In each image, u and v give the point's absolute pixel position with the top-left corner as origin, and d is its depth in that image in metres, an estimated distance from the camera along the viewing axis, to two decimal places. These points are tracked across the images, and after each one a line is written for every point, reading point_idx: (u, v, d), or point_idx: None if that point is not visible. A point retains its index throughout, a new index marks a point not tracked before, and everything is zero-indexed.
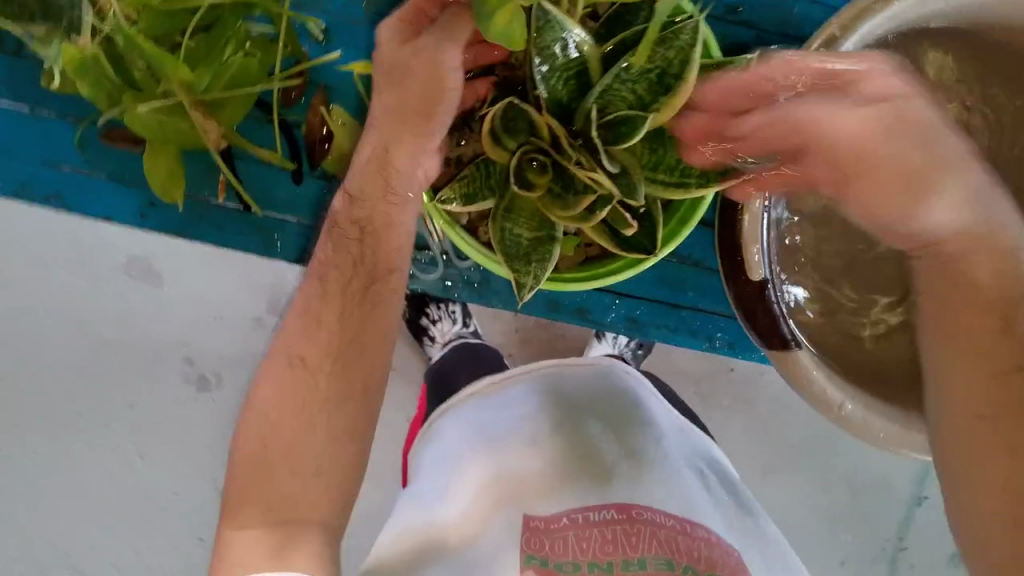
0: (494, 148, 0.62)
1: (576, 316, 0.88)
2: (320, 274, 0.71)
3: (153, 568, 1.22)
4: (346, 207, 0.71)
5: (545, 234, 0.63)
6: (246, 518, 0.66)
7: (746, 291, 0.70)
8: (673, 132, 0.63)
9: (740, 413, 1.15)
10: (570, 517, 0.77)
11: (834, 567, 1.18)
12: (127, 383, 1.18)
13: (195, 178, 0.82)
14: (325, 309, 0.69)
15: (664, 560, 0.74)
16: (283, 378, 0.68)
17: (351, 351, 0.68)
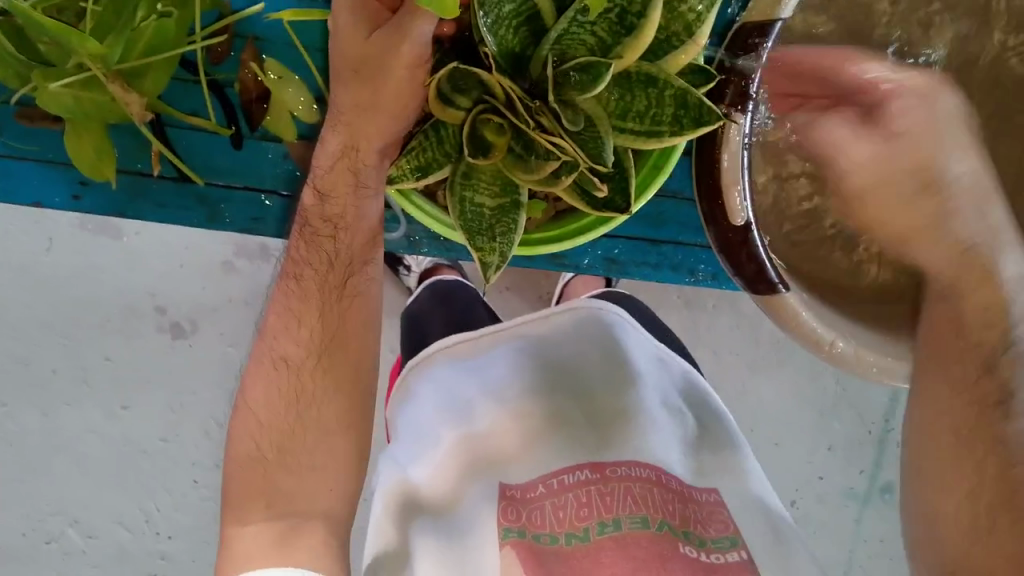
0: (445, 110, 0.55)
1: (550, 261, 0.84)
2: (295, 271, 0.63)
3: (155, 517, 1.20)
4: (317, 206, 0.61)
5: (510, 201, 0.58)
6: (245, 500, 0.62)
7: (726, 234, 0.65)
8: (640, 75, 0.57)
9: (726, 310, 1.16)
10: (545, 484, 0.81)
11: (823, 453, 1.19)
12: (105, 340, 1.17)
13: (126, 153, 0.75)
14: (306, 308, 0.63)
15: (638, 520, 0.77)
16: (271, 383, 0.63)
17: (327, 334, 0.62)
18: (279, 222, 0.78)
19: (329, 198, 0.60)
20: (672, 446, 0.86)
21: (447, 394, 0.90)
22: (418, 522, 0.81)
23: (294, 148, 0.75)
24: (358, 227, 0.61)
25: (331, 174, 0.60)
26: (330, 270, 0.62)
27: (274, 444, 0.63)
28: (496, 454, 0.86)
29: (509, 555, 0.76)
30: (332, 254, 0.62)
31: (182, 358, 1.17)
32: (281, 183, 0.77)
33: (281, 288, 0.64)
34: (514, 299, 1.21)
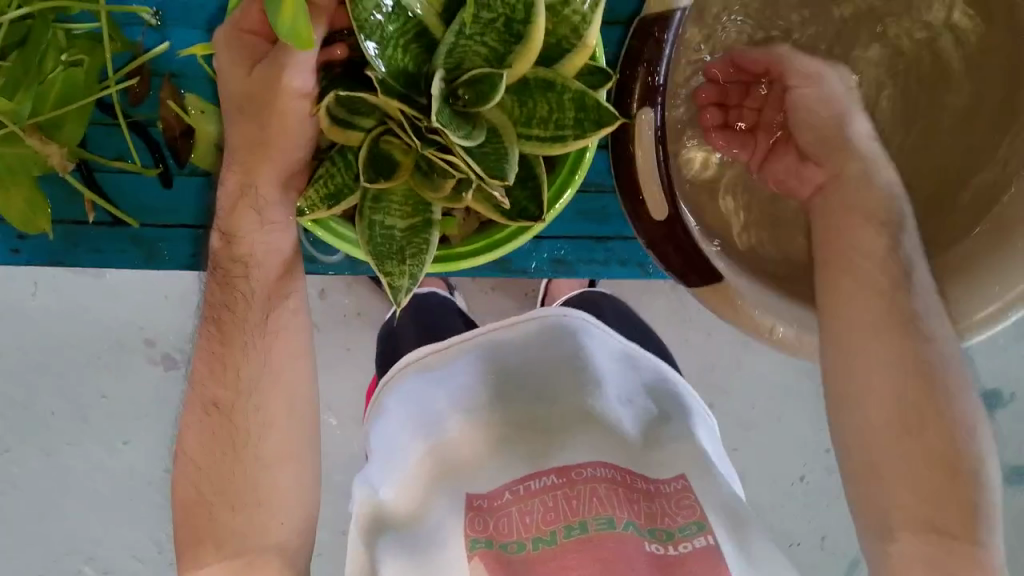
0: (345, 135, 0.56)
1: (498, 268, 0.83)
2: (213, 315, 0.61)
3: (166, 546, 1.22)
4: (224, 247, 0.60)
5: (421, 219, 0.57)
6: (196, 544, 0.60)
7: (652, 229, 0.65)
8: (538, 80, 0.56)
9: None
10: (512, 491, 0.79)
11: (826, 425, 1.17)
12: (98, 378, 1.17)
13: (59, 202, 0.76)
14: (228, 352, 0.61)
15: (605, 520, 0.75)
16: (203, 427, 0.61)
17: (254, 372, 0.61)
18: None
19: (236, 239, 0.59)
20: (636, 447, 0.85)
21: (415, 407, 0.86)
22: (387, 542, 0.78)
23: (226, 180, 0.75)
24: (272, 259, 0.61)
25: (232, 214, 0.60)
26: (246, 308, 0.61)
27: (216, 486, 0.60)
28: (463, 469, 0.84)
29: (478, 567, 0.74)
30: (248, 293, 0.61)
31: (168, 387, 1.18)
32: (216, 216, 0.77)
33: (204, 331, 0.62)
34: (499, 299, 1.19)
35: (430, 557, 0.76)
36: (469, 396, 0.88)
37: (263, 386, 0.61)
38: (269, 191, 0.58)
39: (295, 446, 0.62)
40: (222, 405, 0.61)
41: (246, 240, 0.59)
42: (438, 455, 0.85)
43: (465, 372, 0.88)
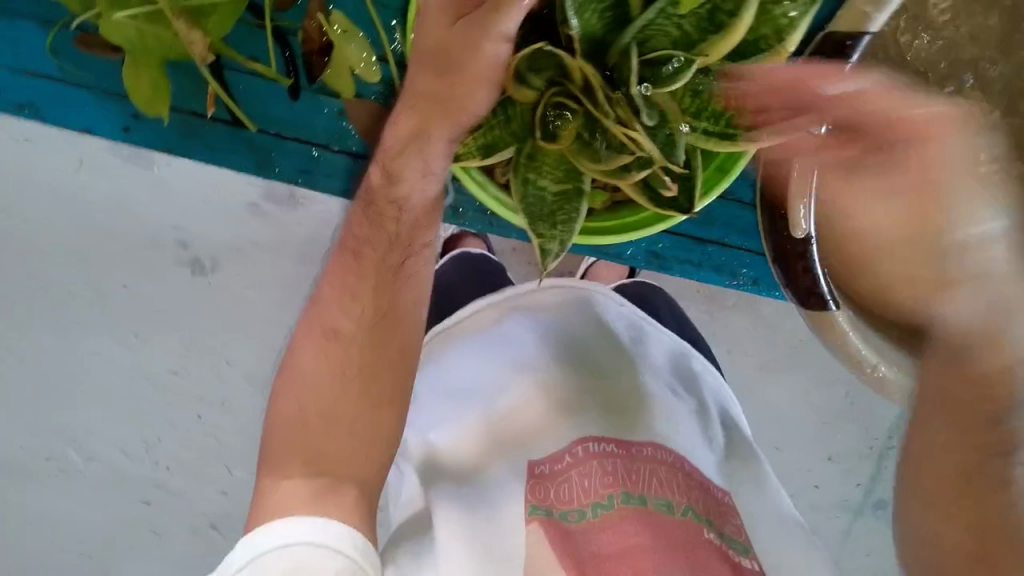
0: (517, 90, 0.55)
1: (594, 249, 0.83)
2: (355, 247, 0.65)
3: (154, 449, 1.23)
4: (383, 186, 0.63)
5: (572, 187, 0.57)
6: (288, 454, 0.60)
7: (778, 239, 0.67)
8: (719, 75, 0.56)
9: (745, 315, 1.19)
10: (573, 453, 0.76)
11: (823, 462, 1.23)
12: (124, 269, 1.14)
13: (182, 92, 0.74)
14: (360, 284, 0.64)
15: (665, 503, 0.73)
16: (320, 351, 0.63)
17: (378, 312, 0.63)
18: (327, 174, 0.78)
19: (395, 181, 0.63)
20: (693, 437, 0.82)
21: (471, 366, 0.85)
22: (443, 489, 0.78)
23: (353, 106, 0.74)
24: (420, 207, 0.64)
25: (399, 156, 0.62)
26: (388, 250, 0.64)
27: (317, 406, 0.61)
28: (521, 434, 0.80)
29: (536, 532, 0.72)
30: (392, 235, 0.64)
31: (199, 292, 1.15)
32: (333, 137, 0.76)
33: (342, 258, 0.65)
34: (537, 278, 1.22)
35: (482, 514, 0.75)
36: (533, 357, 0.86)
37: (382, 329, 0.63)
38: (438, 141, 0.60)
39: (401, 387, 0.63)
40: (342, 334, 0.63)
41: (401, 186, 0.63)
42: (495, 415, 0.82)
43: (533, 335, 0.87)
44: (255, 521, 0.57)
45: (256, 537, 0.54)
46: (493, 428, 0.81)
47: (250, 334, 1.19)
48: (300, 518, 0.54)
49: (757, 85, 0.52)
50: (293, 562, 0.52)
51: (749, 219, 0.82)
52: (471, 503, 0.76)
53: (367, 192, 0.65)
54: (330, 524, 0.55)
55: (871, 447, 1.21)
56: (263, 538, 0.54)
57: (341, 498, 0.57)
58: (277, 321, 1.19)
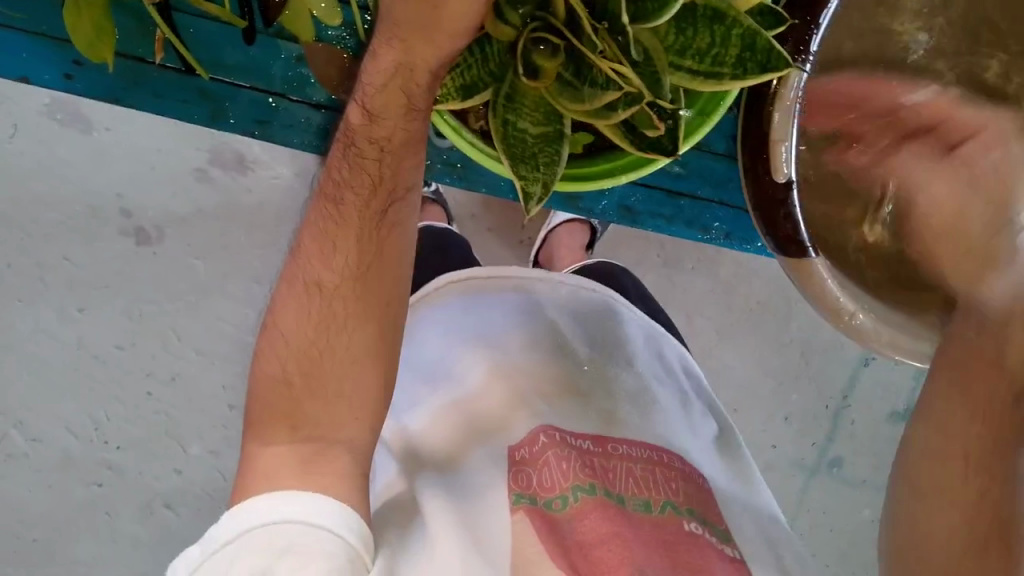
0: (494, 25, 0.52)
1: (566, 204, 0.81)
2: (335, 195, 0.59)
3: (104, 427, 1.19)
4: (366, 126, 0.57)
5: (553, 130, 0.54)
6: (268, 420, 0.59)
7: (763, 193, 0.63)
8: (707, 9, 0.53)
9: (703, 277, 1.21)
10: (547, 435, 0.72)
11: (780, 422, 1.27)
12: (66, 239, 1.14)
13: (127, 36, 0.69)
14: (342, 233, 0.59)
15: (642, 502, 0.71)
16: (303, 304, 0.60)
17: (363, 258, 0.59)
18: (285, 126, 0.73)
19: (376, 119, 0.56)
20: (680, 429, 0.80)
21: (446, 344, 0.80)
22: (423, 481, 0.73)
23: (312, 50, 0.69)
24: (408, 152, 0.58)
25: (381, 92, 0.56)
26: (371, 196, 0.58)
27: (300, 366, 0.60)
28: (499, 420, 0.75)
29: (522, 522, 0.70)
30: (375, 178, 0.58)
31: (147, 265, 1.15)
32: (290, 85, 0.72)
33: (320, 206, 0.60)
34: (495, 242, 1.21)
35: (469, 508, 0.71)
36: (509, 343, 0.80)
37: (364, 282, 0.59)
38: (422, 75, 0.54)
39: (385, 348, 0.60)
40: (324, 289, 0.59)
41: (385, 126, 0.56)
42: (470, 400, 0.77)
43: (509, 318, 0.81)
44: (242, 496, 0.57)
45: (243, 511, 0.55)
46: (470, 410, 0.76)
47: (201, 308, 1.17)
48: (287, 494, 0.55)
49: (744, 26, 0.52)
50: (282, 540, 0.53)
51: (722, 171, 0.80)
52: (456, 495, 0.72)
53: (343, 131, 0.58)
54: (324, 502, 0.55)
55: (824, 404, 1.25)
56: (248, 514, 0.54)
57: (329, 467, 0.58)
58: (232, 291, 1.17)
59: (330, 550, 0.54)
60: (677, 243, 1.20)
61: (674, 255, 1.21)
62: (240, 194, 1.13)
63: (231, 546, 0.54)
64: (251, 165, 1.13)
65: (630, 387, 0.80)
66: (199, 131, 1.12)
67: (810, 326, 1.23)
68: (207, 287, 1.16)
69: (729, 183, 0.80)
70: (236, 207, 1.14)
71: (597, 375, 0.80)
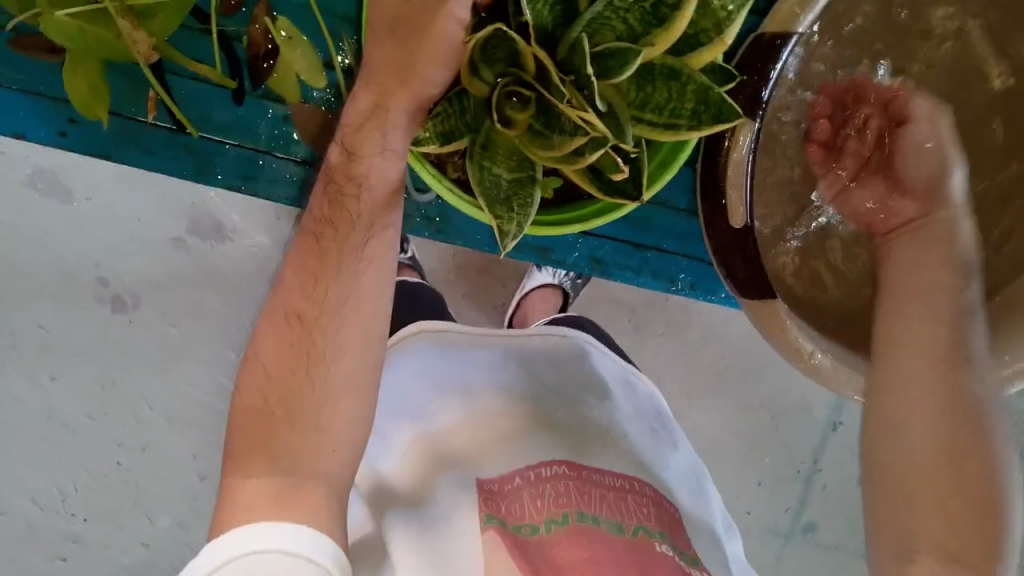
0: (471, 82, 0.57)
1: (538, 256, 0.85)
2: (316, 230, 0.64)
3: (71, 497, 1.19)
4: (343, 163, 0.63)
5: (527, 175, 0.59)
6: (252, 450, 0.60)
7: (722, 235, 0.69)
8: (664, 67, 0.58)
9: (671, 340, 1.23)
10: (523, 475, 0.76)
11: (753, 489, 1.29)
12: (39, 306, 1.14)
13: (121, 96, 0.73)
14: (322, 268, 0.63)
15: (615, 524, 0.73)
16: (283, 335, 0.62)
17: (340, 291, 0.62)
18: (269, 182, 0.77)
19: (356, 157, 0.62)
20: (648, 461, 0.83)
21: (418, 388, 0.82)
22: (394, 519, 0.73)
23: (300, 109, 0.73)
24: (382, 188, 0.63)
25: (360, 132, 0.62)
26: (349, 231, 0.63)
27: (281, 396, 0.61)
28: (471, 456, 0.78)
29: (492, 541, 0.71)
30: (352, 214, 0.63)
31: (120, 332, 1.15)
32: (276, 143, 0.76)
33: (302, 241, 0.64)
34: (467, 309, 1.23)
35: (440, 536, 0.72)
36: (481, 383, 0.83)
37: (344, 313, 0.62)
38: (398, 117, 0.61)
39: (363, 383, 0.63)
40: (306, 319, 0.62)
41: (365, 161, 0.62)
42: (441, 438, 0.79)
43: (481, 360, 0.84)
44: (221, 524, 0.57)
45: (225, 543, 0.53)
46: (439, 448, 0.78)
47: (172, 374, 1.17)
48: (267, 525, 0.54)
49: (697, 80, 0.56)
50: (261, 568, 0.52)
51: (683, 224, 0.84)
52: (428, 529, 0.72)
53: (326, 171, 0.64)
54: (300, 532, 0.55)
55: (794, 468, 1.28)
56: (223, 548, 0.53)
57: (307, 496, 0.58)
58: (205, 358, 1.17)
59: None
60: (645, 307, 1.22)
61: (644, 319, 1.23)
62: (220, 260, 1.14)
63: (214, 575, 0.52)
64: (229, 234, 1.14)
65: (596, 422, 0.83)
66: (172, 201, 1.12)
67: (778, 388, 1.26)
68: (178, 353, 1.16)
69: (691, 238, 0.85)
70: (213, 273, 1.14)
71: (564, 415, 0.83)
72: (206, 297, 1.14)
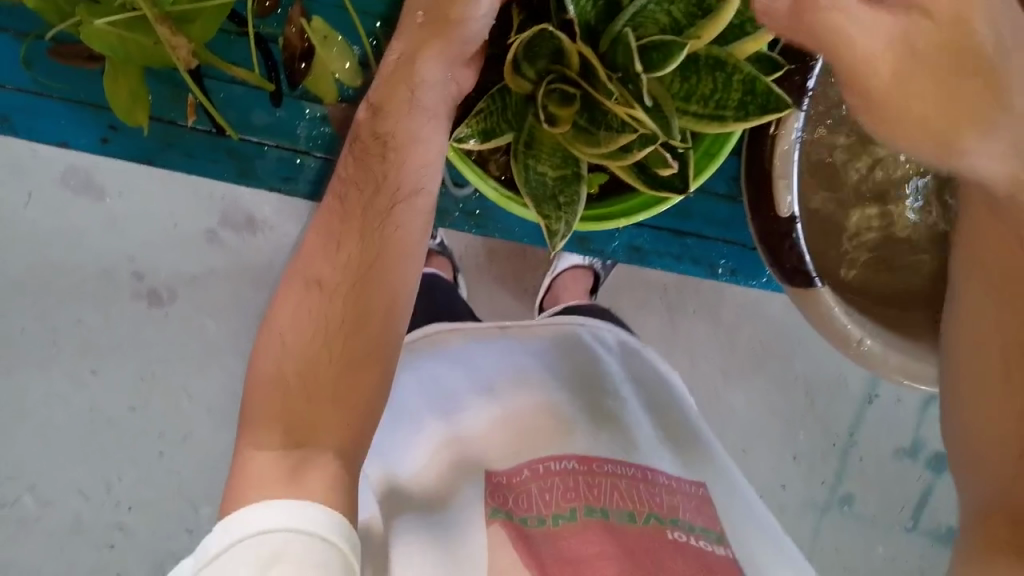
0: (514, 79, 0.57)
1: (578, 245, 0.85)
2: (340, 194, 0.67)
3: (115, 488, 1.20)
4: (370, 121, 0.66)
5: (571, 171, 0.58)
6: (264, 425, 0.61)
7: (767, 223, 0.68)
8: (709, 58, 0.57)
9: (705, 319, 1.23)
10: (532, 468, 0.77)
11: (788, 464, 1.27)
12: (78, 303, 1.16)
13: (160, 101, 0.74)
14: (348, 228, 0.65)
15: (626, 512, 0.74)
16: (303, 300, 0.64)
17: (365, 259, 0.64)
18: (309, 184, 0.77)
19: (382, 113, 0.65)
20: (655, 446, 0.82)
21: (431, 391, 0.83)
22: (408, 523, 0.74)
23: (336, 110, 0.74)
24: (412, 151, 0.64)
25: (386, 88, 0.65)
26: (376, 194, 0.65)
27: (298, 370, 0.62)
28: (485, 453, 0.79)
29: (498, 534, 0.72)
30: (380, 176, 0.65)
31: (158, 327, 1.17)
32: (316, 144, 0.76)
33: (329, 212, 0.66)
34: (504, 293, 1.21)
35: (454, 529, 0.74)
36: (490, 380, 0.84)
37: (358, 290, 0.64)
38: (426, 69, 0.63)
39: (380, 357, 0.63)
40: (325, 286, 0.64)
41: (386, 117, 0.65)
42: (459, 439, 0.80)
43: (487, 355, 0.86)
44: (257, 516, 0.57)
45: (234, 521, 0.56)
46: (456, 450, 0.79)
47: (210, 368, 1.18)
48: (277, 503, 0.56)
49: (743, 69, 0.55)
50: (269, 550, 0.54)
51: (725, 211, 0.83)
52: (437, 532, 0.73)
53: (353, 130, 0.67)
54: (306, 509, 0.56)
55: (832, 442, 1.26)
56: (235, 526, 0.55)
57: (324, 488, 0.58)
58: (243, 348, 1.17)
59: (320, 562, 0.54)
60: (678, 287, 1.22)
61: (677, 298, 1.22)
62: (250, 255, 1.15)
63: (221, 556, 0.54)
64: (262, 228, 1.13)
65: (609, 409, 0.83)
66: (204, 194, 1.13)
67: (816, 366, 1.24)
68: (215, 344, 1.17)
69: (733, 222, 0.84)
70: (246, 266, 1.14)
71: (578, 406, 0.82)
72: (240, 292, 1.15)
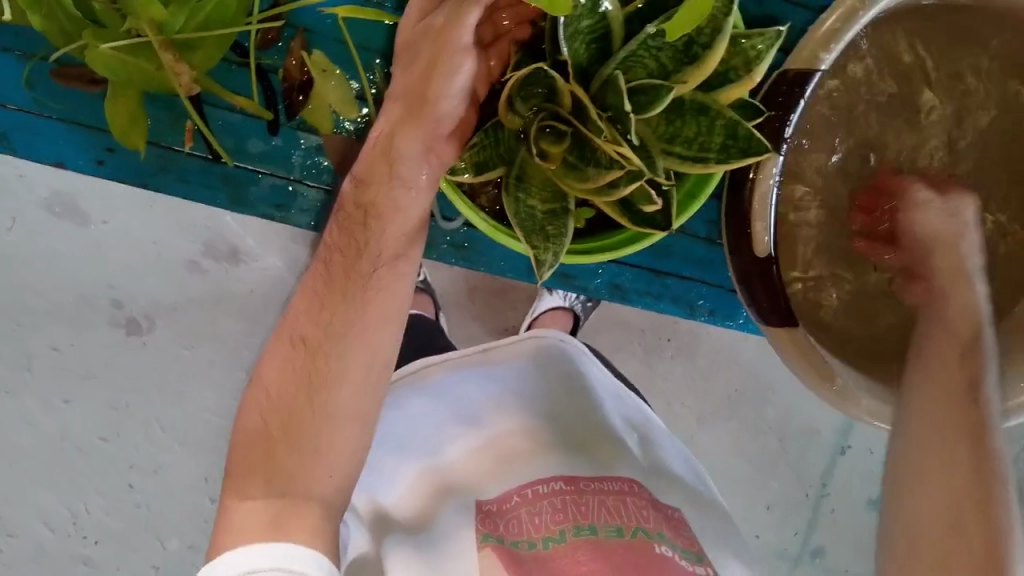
0: (506, 116, 0.59)
1: (561, 282, 0.86)
2: (326, 257, 0.68)
3: (82, 520, 1.18)
4: (355, 193, 0.66)
5: (559, 207, 0.61)
6: (250, 473, 0.64)
7: (748, 263, 0.71)
8: (694, 103, 0.60)
9: (682, 362, 1.23)
10: (520, 493, 0.77)
11: (760, 510, 1.28)
12: (53, 329, 1.14)
13: (158, 125, 0.75)
14: (331, 294, 0.67)
15: (614, 527, 0.74)
16: (287, 360, 0.67)
17: (347, 320, 0.66)
18: (304, 210, 0.80)
19: (366, 186, 0.66)
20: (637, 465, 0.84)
21: (416, 421, 0.83)
22: (394, 544, 0.74)
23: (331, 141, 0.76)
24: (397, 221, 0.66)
25: (368, 165, 0.66)
26: (358, 258, 0.66)
27: (281, 421, 0.65)
28: (473, 481, 0.80)
29: (488, 557, 0.73)
30: (361, 243, 0.66)
31: (135, 355, 1.15)
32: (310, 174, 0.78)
33: (320, 271, 0.68)
34: (480, 332, 1.22)
35: (442, 554, 0.74)
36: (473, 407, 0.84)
37: (342, 339, 0.66)
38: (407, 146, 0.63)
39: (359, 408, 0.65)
40: (309, 343, 0.66)
41: (371, 188, 0.65)
42: (444, 467, 0.80)
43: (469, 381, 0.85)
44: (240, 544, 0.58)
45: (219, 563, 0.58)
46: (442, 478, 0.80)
47: (184, 398, 1.17)
48: (265, 546, 0.59)
49: (725, 114, 0.58)
50: None
51: (704, 251, 0.86)
52: (426, 548, 0.74)
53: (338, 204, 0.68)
54: (295, 550, 0.59)
55: (803, 491, 1.27)
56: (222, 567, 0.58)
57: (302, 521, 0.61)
58: (219, 379, 1.17)
59: None
60: (656, 331, 1.22)
61: (654, 342, 1.22)
62: (230, 288, 1.14)
63: None
64: (244, 258, 1.14)
65: (593, 430, 0.84)
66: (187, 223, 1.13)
67: (786, 413, 1.26)
68: (191, 373, 1.16)
69: (710, 264, 0.87)
70: (228, 297, 1.14)
71: (563, 432, 0.83)
72: (219, 321, 1.15)
